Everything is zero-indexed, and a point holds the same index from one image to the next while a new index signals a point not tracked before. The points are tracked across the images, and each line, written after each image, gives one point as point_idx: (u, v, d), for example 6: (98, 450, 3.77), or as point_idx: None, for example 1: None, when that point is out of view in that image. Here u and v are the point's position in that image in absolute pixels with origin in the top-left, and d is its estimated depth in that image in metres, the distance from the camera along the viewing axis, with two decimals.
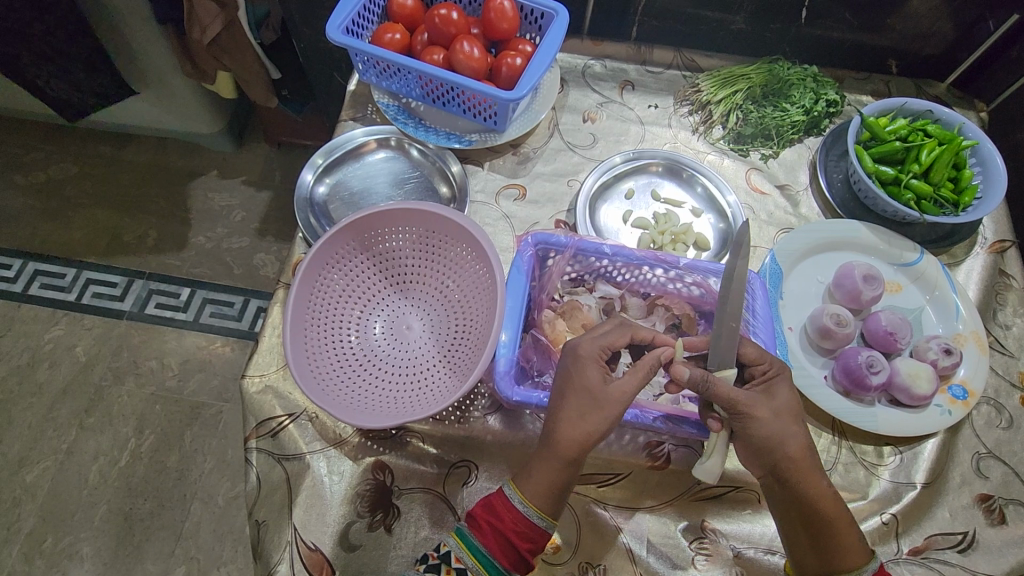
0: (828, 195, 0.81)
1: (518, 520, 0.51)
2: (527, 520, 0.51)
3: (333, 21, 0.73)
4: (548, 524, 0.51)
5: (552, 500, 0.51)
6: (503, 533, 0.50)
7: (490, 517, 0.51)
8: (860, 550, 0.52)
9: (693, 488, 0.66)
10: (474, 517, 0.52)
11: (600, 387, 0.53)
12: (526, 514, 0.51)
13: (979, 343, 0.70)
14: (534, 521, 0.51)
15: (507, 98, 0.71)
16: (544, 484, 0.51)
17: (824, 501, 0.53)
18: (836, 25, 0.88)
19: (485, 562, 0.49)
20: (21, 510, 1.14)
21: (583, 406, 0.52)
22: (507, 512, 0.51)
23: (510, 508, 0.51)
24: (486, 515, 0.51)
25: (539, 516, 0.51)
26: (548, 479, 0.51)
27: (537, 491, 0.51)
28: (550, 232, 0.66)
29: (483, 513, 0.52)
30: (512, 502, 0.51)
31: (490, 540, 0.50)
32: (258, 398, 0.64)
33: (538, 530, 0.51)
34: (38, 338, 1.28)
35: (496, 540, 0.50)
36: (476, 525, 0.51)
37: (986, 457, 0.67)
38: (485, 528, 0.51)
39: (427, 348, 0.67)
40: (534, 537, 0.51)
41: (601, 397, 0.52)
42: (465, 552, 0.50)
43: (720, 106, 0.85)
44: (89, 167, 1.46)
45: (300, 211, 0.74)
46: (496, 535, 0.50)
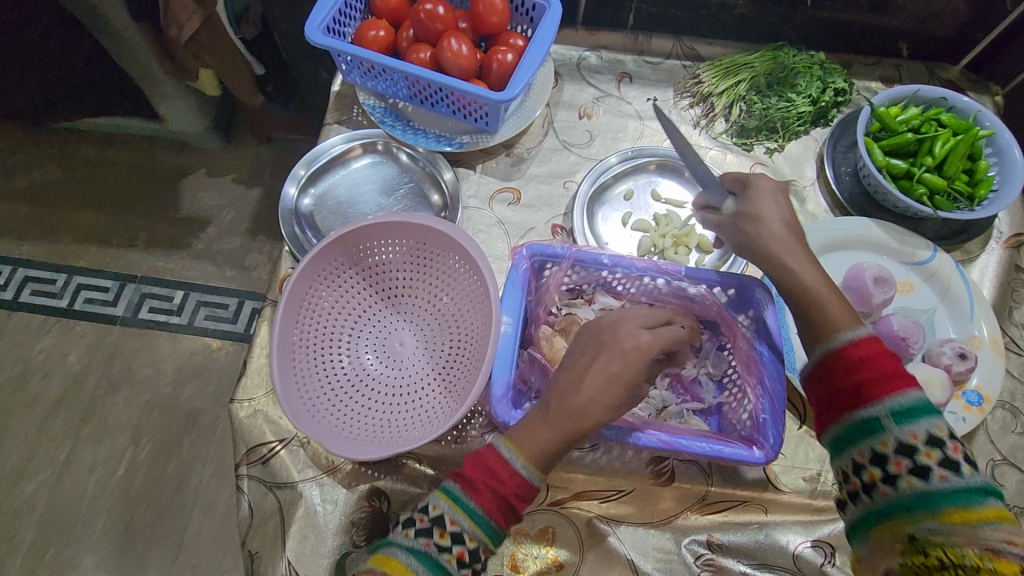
0: (835, 189, 0.78)
1: (515, 477, 0.48)
2: (515, 472, 0.47)
3: (312, 21, 0.69)
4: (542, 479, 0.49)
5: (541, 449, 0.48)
6: (491, 488, 0.47)
7: (485, 475, 0.48)
8: (850, 319, 0.51)
9: (698, 503, 0.64)
10: (465, 475, 0.48)
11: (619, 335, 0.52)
12: (512, 463, 0.48)
13: (995, 346, 0.67)
14: (532, 479, 0.48)
15: (499, 99, 0.68)
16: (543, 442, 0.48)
17: (817, 294, 0.53)
18: (845, 7, 0.83)
19: (482, 522, 0.46)
20: (22, 523, 1.14)
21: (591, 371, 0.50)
22: (502, 468, 0.48)
23: (507, 465, 0.48)
24: (479, 474, 0.48)
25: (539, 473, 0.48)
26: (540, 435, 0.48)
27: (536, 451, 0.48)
28: (546, 243, 0.62)
29: (476, 471, 0.48)
30: (507, 458, 0.48)
31: (488, 500, 0.47)
32: (248, 423, 0.62)
33: (533, 488, 0.48)
34: (30, 347, 1.27)
35: (493, 498, 0.47)
36: (469, 485, 0.47)
37: (1001, 465, 0.65)
38: (470, 480, 0.48)
39: (421, 366, 0.64)
40: (519, 485, 0.48)
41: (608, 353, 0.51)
42: (461, 515, 0.46)
43: (722, 98, 0.81)
44: (74, 170, 1.43)
45: (285, 223, 0.71)
46: (484, 490, 0.47)
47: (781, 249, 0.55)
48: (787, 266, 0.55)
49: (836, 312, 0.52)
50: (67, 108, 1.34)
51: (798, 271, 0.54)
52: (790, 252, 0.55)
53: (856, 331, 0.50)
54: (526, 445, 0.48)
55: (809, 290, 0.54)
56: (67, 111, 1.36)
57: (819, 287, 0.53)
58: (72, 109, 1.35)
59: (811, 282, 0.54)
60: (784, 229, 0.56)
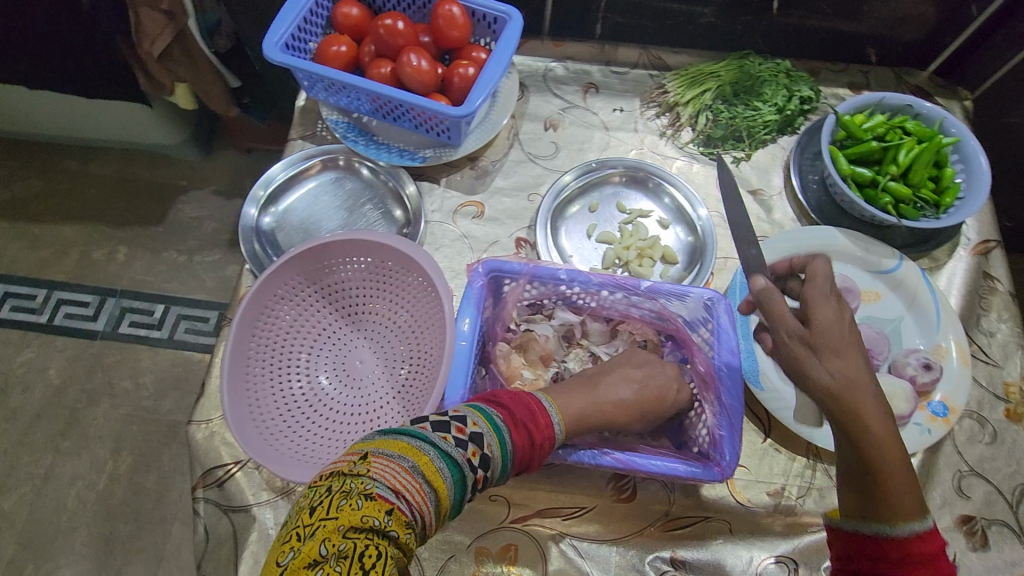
0: (802, 198, 0.77)
1: (546, 429, 0.50)
2: (550, 423, 0.51)
3: (269, 38, 0.69)
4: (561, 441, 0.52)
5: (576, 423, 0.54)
6: (528, 429, 0.48)
7: (524, 415, 0.49)
8: (917, 508, 0.46)
9: (662, 519, 0.63)
10: (505, 409, 0.48)
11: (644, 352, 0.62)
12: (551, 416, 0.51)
13: (961, 355, 0.66)
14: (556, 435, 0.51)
15: (457, 114, 0.67)
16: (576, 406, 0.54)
17: (884, 445, 0.47)
18: (811, 14, 0.83)
19: (507, 454, 0.46)
20: (1, 538, 1.13)
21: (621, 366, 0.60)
22: (540, 414, 0.50)
23: (544, 413, 0.51)
24: (519, 412, 0.49)
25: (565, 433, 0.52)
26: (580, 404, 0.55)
27: (571, 417, 0.54)
28: (503, 258, 0.62)
29: (515, 408, 0.49)
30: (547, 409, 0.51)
31: (520, 437, 0.47)
32: (205, 444, 0.61)
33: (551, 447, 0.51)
34: (10, 361, 1.26)
35: (524, 437, 0.48)
36: (509, 419, 0.48)
37: (968, 476, 0.64)
38: (510, 416, 0.48)
39: (379, 384, 0.64)
40: (546, 438, 0.50)
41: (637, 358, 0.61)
42: (496, 442, 0.45)
43: (688, 108, 0.81)
44: (55, 183, 1.43)
45: (245, 240, 0.70)
46: (521, 430, 0.48)
47: (857, 384, 0.48)
48: (860, 402, 0.47)
49: (903, 484, 0.47)
50: (46, 122, 1.34)
51: (869, 418, 0.47)
52: (862, 385, 0.48)
53: (923, 524, 0.46)
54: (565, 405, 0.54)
55: (874, 436, 0.47)
56: (46, 124, 1.36)
57: (890, 447, 0.47)
58: (51, 123, 1.35)
59: (881, 431, 0.47)
60: (832, 310, 0.50)
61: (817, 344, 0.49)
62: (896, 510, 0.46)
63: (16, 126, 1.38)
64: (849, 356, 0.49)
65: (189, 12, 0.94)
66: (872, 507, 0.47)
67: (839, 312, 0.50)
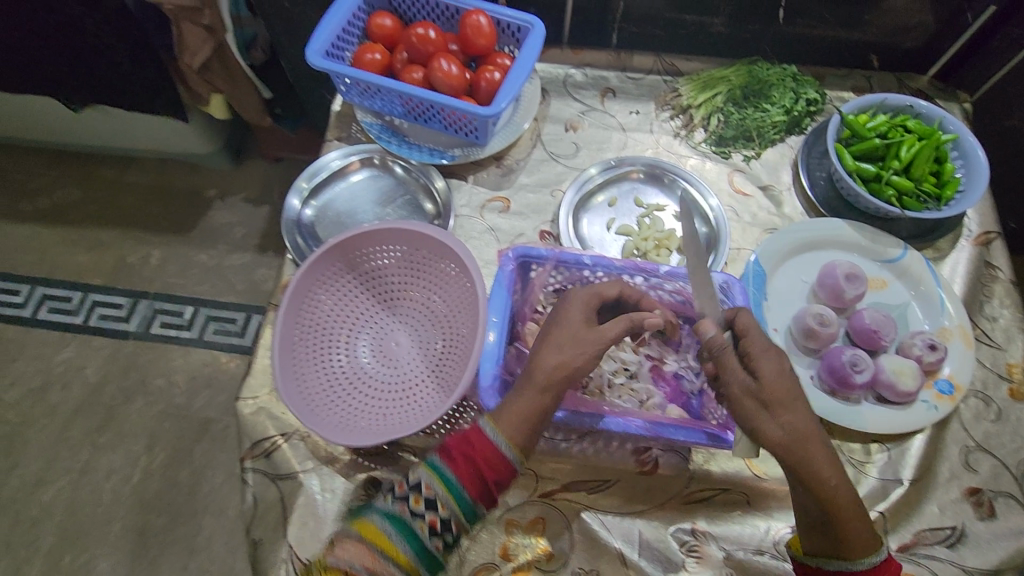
0: (810, 193, 0.82)
1: (489, 452, 0.52)
2: (492, 446, 0.52)
3: (312, 46, 0.74)
4: (517, 457, 0.53)
5: (523, 430, 0.54)
6: (474, 463, 0.52)
7: (463, 448, 0.52)
8: (869, 543, 0.52)
9: (682, 491, 0.67)
10: (447, 449, 0.53)
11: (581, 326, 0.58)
12: (494, 441, 0.52)
13: (965, 337, 0.70)
14: (503, 451, 0.52)
15: (486, 114, 0.72)
16: (519, 415, 0.54)
17: (836, 490, 0.52)
18: (815, 23, 0.88)
19: (454, 490, 0.51)
20: (39, 530, 1.17)
21: (564, 340, 0.57)
22: (478, 442, 0.52)
23: (482, 438, 0.53)
24: (458, 447, 0.53)
25: (506, 445, 0.52)
26: (525, 406, 0.54)
27: (511, 421, 0.54)
28: (531, 245, 0.67)
29: (456, 445, 0.53)
30: (484, 432, 0.53)
31: (461, 470, 0.51)
32: (252, 419, 0.65)
33: (506, 462, 0.52)
34: (49, 361, 1.31)
35: (466, 468, 0.51)
36: (449, 456, 0.52)
37: (975, 451, 0.67)
38: (455, 456, 0.52)
39: (415, 363, 0.68)
40: (501, 467, 0.52)
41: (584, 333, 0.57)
42: (437, 482, 0.51)
43: (701, 109, 0.86)
44: (92, 192, 1.49)
45: (287, 232, 0.75)
46: (468, 465, 0.52)
47: (807, 437, 0.53)
48: (813, 459, 0.52)
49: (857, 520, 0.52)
50: (85, 133, 1.41)
51: (820, 469, 0.52)
52: (811, 439, 0.53)
53: (877, 556, 0.52)
54: (505, 421, 0.54)
55: (828, 487, 0.52)
56: (85, 135, 1.42)
57: (844, 491, 0.52)
58: (89, 134, 1.42)
59: (832, 481, 0.52)
60: (773, 366, 0.55)
61: (768, 401, 0.53)
62: (854, 546, 0.52)
63: (58, 137, 1.45)
64: (802, 417, 0.53)
65: (230, 27, 1.01)
66: (831, 546, 0.53)
67: (782, 371, 0.55)
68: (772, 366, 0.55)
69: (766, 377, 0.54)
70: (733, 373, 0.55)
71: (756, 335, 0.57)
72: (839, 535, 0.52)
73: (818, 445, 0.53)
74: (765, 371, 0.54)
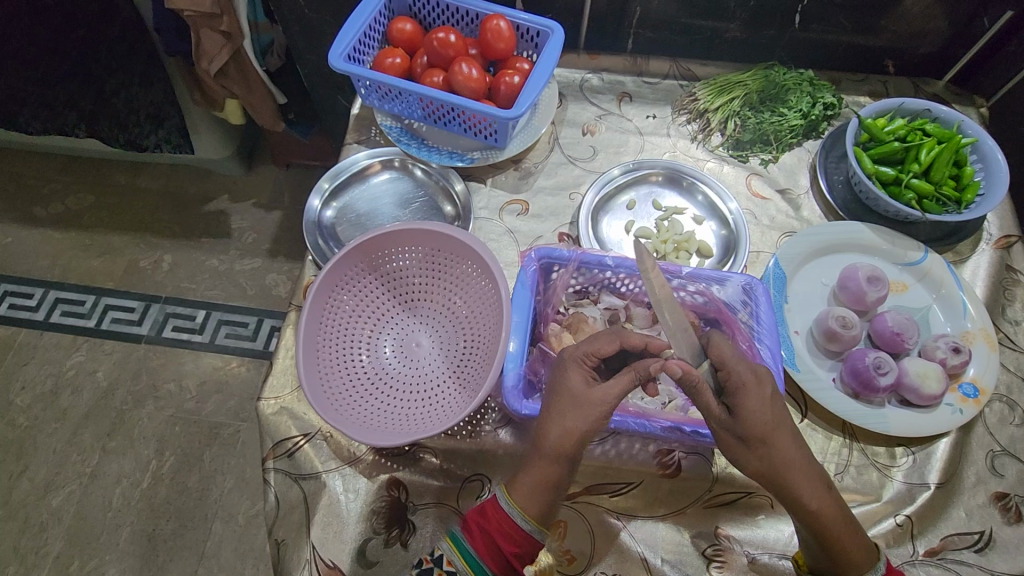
0: (829, 197, 0.82)
1: (507, 526, 0.51)
2: (510, 522, 0.51)
3: (334, 49, 0.75)
4: (536, 529, 0.52)
5: (538, 501, 0.52)
6: (492, 538, 0.51)
7: (481, 521, 0.52)
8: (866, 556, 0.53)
9: (705, 495, 0.66)
10: (469, 522, 0.53)
11: (583, 389, 0.55)
12: (512, 518, 0.51)
13: (988, 340, 0.69)
14: (520, 525, 0.51)
15: (506, 116, 0.72)
16: (531, 485, 0.53)
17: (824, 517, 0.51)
18: (831, 28, 0.88)
19: (473, 563, 0.51)
20: (48, 534, 1.17)
21: (566, 408, 0.54)
22: (495, 515, 0.52)
23: (498, 511, 0.52)
24: (478, 520, 0.52)
25: (523, 518, 0.51)
26: (535, 478, 0.53)
27: (523, 492, 0.52)
28: (553, 246, 0.66)
29: (475, 516, 0.53)
30: (500, 505, 0.52)
31: (478, 542, 0.51)
32: (274, 419, 0.65)
33: (524, 535, 0.51)
34: (60, 365, 1.32)
35: (485, 543, 0.51)
36: (470, 530, 0.52)
37: (1000, 455, 0.66)
38: (474, 529, 0.52)
39: (437, 365, 0.68)
40: (521, 541, 0.52)
41: (589, 400, 0.54)
42: (456, 557, 0.51)
43: (717, 114, 0.86)
44: (105, 197, 1.50)
45: (308, 233, 0.76)
46: (485, 538, 0.51)
47: (790, 468, 0.51)
48: (796, 488, 0.51)
49: (850, 539, 0.52)
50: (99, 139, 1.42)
51: (809, 498, 0.51)
52: (795, 470, 0.51)
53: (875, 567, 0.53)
54: (518, 491, 0.52)
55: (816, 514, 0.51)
56: (98, 141, 1.44)
57: (831, 515, 0.52)
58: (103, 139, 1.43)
59: (816, 505, 0.51)
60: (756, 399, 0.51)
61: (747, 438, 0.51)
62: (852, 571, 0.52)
63: (71, 143, 1.46)
64: (786, 451, 0.51)
65: (248, 32, 1.01)
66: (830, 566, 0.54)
67: (768, 401, 0.52)
68: (758, 399, 0.51)
69: (748, 415, 0.51)
70: (714, 416, 0.53)
71: (740, 367, 0.53)
72: (833, 559, 0.52)
73: (804, 470, 0.51)
74: (749, 407, 0.51)
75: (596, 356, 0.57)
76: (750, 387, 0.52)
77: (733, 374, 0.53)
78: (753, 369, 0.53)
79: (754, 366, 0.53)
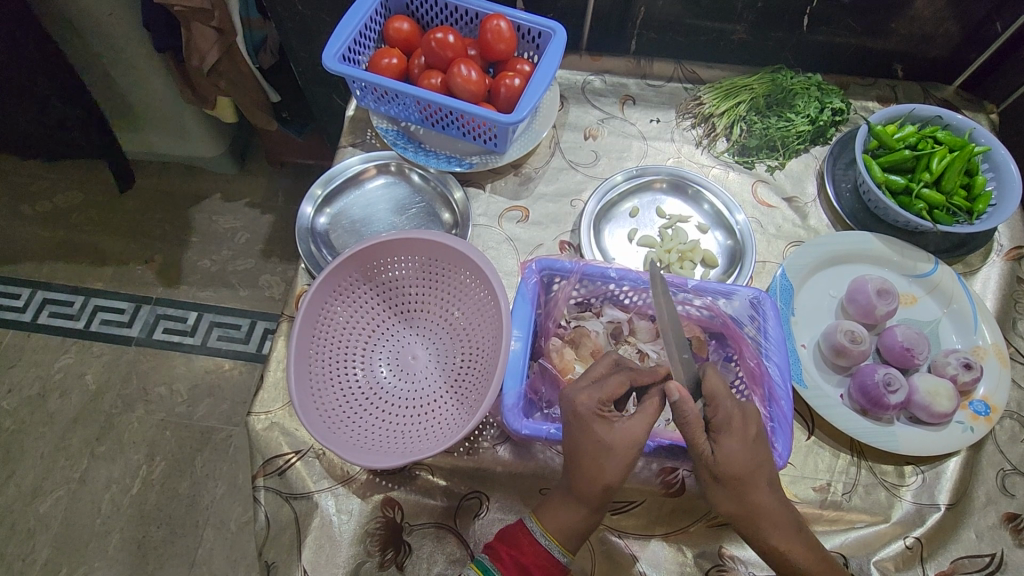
0: (836, 205, 0.80)
1: (538, 554, 0.52)
2: (541, 551, 0.52)
3: (329, 49, 0.72)
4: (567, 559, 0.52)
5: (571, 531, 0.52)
6: (523, 567, 0.51)
7: (512, 549, 0.52)
8: None
9: (710, 514, 0.64)
10: (495, 549, 0.52)
11: (593, 415, 0.52)
12: (543, 544, 0.52)
13: (1000, 356, 0.68)
14: (554, 554, 0.52)
15: (507, 121, 0.70)
16: (565, 520, 0.52)
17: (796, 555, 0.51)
18: (839, 31, 0.86)
19: None
20: (35, 541, 1.14)
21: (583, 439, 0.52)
22: (525, 540, 0.52)
23: (530, 538, 0.52)
24: (506, 547, 0.52)
25: (558, 549, 0.52)
26: (569, 514, 0.52)
27: (557, 526, 0.52)
28: (554, 258, 0.64)
29: (504, 544, 0.52)
30: (532, 532, 0.52)
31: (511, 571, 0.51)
32: (265, 435, 0.63)
33: (556, 565, 0.52)
34: (48, 367, 1.29)
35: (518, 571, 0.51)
36: (497, 557, 0.52)
37: (1012, 474, 0.65)
38: (504, 558, 0.51)
39: (433, 379, 0.66)
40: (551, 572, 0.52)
41: (605, 430, 0.51)
42: None
43: (723, 118, 0.84)
44: (95, 195, 1.47)
45: (301, 241, 0.73)
46: (516, 567, 0.51)
47: (763, 515, 0.51)
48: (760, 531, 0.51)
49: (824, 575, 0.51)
50: None
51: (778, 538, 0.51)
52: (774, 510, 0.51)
53: None
54: (552, 521, 0.52)
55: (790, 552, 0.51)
56: None
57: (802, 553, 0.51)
58: None
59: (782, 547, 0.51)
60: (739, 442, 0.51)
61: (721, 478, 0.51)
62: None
63: None
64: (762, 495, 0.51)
65: (240, 29, 0.99)
66: None
67: (747, 447, 0.51)
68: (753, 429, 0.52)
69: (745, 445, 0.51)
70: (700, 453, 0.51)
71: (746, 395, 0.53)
72: None
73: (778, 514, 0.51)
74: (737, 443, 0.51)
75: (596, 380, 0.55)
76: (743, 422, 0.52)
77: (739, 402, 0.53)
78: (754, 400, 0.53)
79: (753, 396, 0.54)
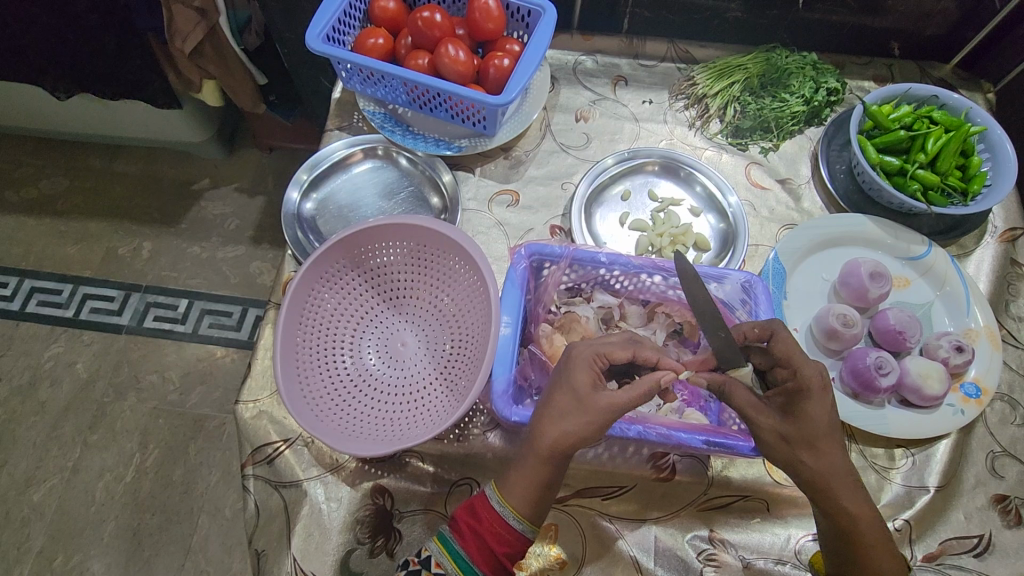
0: (830, 187, 0.79)
1: (497, 523, 0.49)
2: (504, 523, 0.49)
3: (312, 29, 0.70)
4: (527, 528, 0.50)
5: (535, 500, 0.50)
6: (481, 536, 0.49)
7: (471, 519, 0.50)
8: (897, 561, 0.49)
9: (700, 498, 0.64)
10: (457, 520, 0.51)
11: (585, 387, 0.51)
12: (504, 516, 0.49)
13: (992, 338, 0.68)
14: (512, 524, 0.49)
15: (495, 103, 0.68)
16: (527, 484, 0.50)
17: (856, 522, 0.49)
18: (836, 8, 0.84)
19: (463, 566, 0.48)
20: (30, 530, 1.14)
21: (568, 408, 0.51)
22: (484, 510, 0.50)
23: (489, 508, 0.50)
24: (467, 518, 0.50)
25: (517, 518, 0.49)
26: (529, 478, 0.50)
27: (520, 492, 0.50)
28: (544, 243, 0.64)
29: (465, 515, 0.50)
30: (491, 502, 0.50)
31: (469, 543, 0.49)
32: (254, 423, 0.62)
33: (516, 534, 0.49)
34: (38, 356, 1.28)
35: (476, 543, 0.49)
36: (458, 529, 0.50)
37: (1001, 456, 0.65)
38: (464, 530, 0.49)
39: (423, 366, 0.65)
40: (513, 541, 0.49)
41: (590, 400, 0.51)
42: (446, 558, 0.49)
43: (717, 99, 0.82)
44: (80, 181, 1.45)
45: (287, 227, 0.72)
46: (476, 538, 0.49)
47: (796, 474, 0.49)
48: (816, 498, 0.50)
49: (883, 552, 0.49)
50: (71, 121, 1.36)
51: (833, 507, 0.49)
52: (841, 478, 0.49)
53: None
54: (514, 491, 0.50)
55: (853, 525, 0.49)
56: (72, 123, 1.37)
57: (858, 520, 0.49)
58: (79, 121, 1.36)
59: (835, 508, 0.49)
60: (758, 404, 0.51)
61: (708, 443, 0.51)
62: None
63: (44, 125, 1.40)
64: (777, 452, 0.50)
65: (223, 9, 0.96)
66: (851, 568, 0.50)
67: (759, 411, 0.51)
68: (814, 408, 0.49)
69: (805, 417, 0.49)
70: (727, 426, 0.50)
71: (807, 368, 0.51)
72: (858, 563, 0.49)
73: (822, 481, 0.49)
74: (809, 411, 0.49)
75: (607, 358, 0.54)
76: (812, 391, 0.50)
77: (798, 376, 0.51)
78: (821, 373, 0.50)
79: (814, 371, 0.50)
